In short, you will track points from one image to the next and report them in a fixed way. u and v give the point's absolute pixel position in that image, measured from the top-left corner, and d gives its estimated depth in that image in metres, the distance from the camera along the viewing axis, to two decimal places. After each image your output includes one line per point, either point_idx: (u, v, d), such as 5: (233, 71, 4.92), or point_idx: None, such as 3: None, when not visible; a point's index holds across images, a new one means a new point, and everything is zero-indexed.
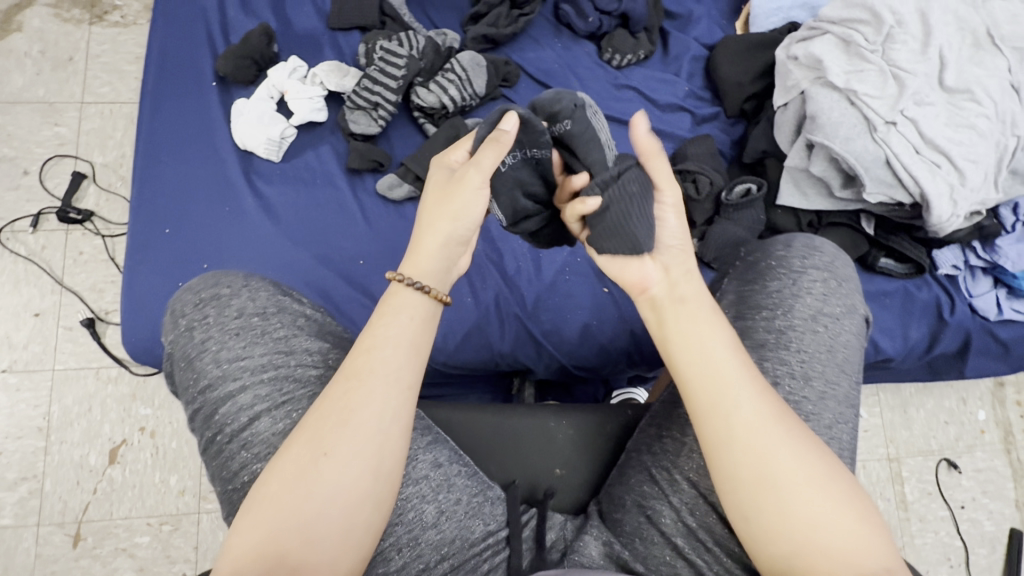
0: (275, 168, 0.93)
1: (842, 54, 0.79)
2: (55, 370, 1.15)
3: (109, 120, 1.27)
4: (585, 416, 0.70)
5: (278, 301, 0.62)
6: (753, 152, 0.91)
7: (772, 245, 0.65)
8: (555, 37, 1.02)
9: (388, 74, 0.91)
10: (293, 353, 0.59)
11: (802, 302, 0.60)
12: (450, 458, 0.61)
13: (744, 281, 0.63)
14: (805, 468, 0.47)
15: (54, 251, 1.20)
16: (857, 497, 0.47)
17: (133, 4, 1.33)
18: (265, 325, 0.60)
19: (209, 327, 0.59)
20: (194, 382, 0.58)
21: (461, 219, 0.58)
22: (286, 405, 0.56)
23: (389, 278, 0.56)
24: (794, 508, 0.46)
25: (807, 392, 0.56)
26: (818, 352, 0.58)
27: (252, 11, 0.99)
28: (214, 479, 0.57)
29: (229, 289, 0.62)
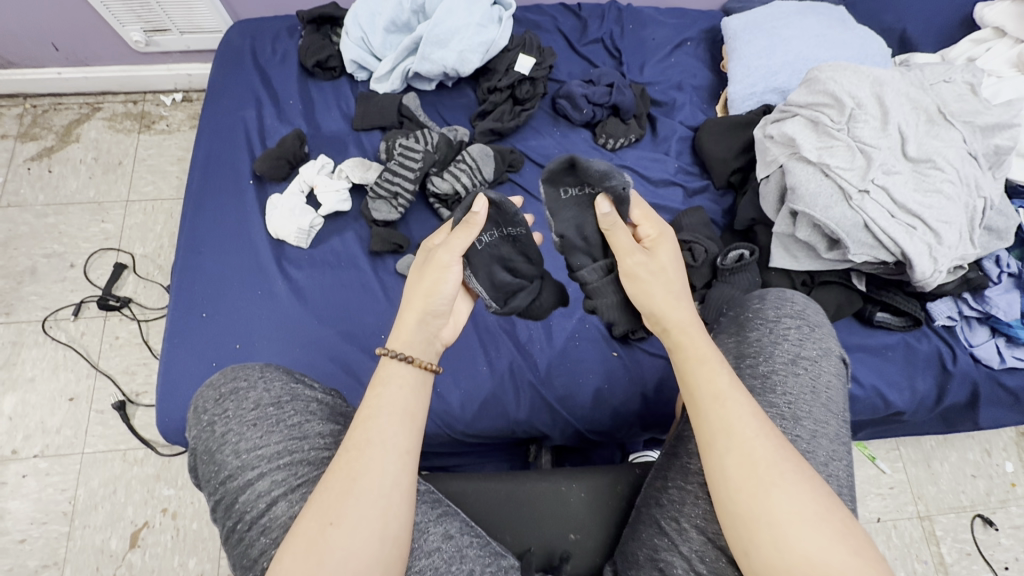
0: (304, 253, 1.02)
1: (812, 132, 0.88)
2: (84, 453, 1.18)
3: (151, 216, 1.40)
4: (595, 479, 0.74)
5: (291, 390, 0.67)
6: (743, 220, 0.98)
7: (748, 300, 0.72)
8: (553, 126, 1.14)
9: (406, 166, 1.01)
10: (306, 437, 0.63)
11: (781, 347, 0.65)
12: (461, 530, 0.63)
13: (729, 334, 0.69)
14: (794, 505, 0.49)
15: (93, 337, 1.28)
16: (848, 526, 0.49)
17: (177, 114, 1.50)
18: (280, 414, 0.64)
19: (228, 419, 0.64)
20: (215, 474, 0.62)
21: (435, 294, 0.64)
22: (301, 488, 0.59)
23: (379, 354, 0.61)
24: (792, 546, 0.48)
25: (799, 431, 0.60)
26: (802, 393, 0.62)
27: (286, 118, 1.12)
28: (235, 568, 0.59)
29: (245, 381, 0.66)
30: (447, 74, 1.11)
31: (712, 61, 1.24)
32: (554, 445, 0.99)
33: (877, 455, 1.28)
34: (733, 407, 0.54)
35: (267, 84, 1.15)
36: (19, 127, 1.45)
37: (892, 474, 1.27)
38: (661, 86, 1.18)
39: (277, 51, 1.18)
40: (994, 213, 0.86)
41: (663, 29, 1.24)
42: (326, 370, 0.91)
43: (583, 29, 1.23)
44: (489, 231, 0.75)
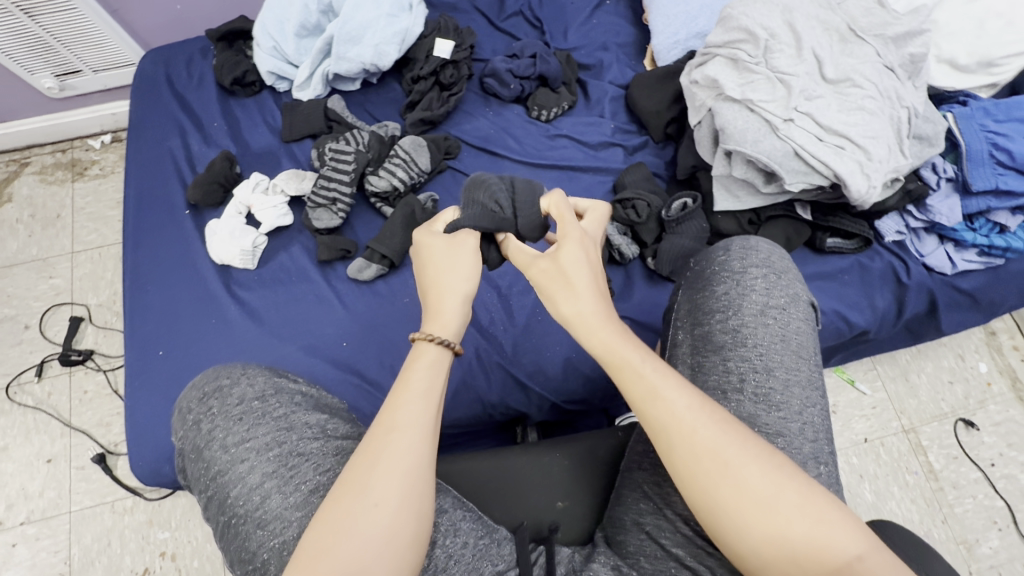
0: (253, 274, 1.00)
1: (734, 71, 0.88)
2: (71, 512, 1.17)
3: (100, 263, 1.37)
4: (578, 446, 0.75)
5: (275, 385, 0.68)
6: (684, 168, 0.99)
7: (714, 253, 0.72)
8: (485, 106, 1.12)
9: (340, 171, 1.00)
10: (293, 427, 0.63)
11: (750, 299, 0.65)
12: (455, 503, 0.63)
13: (695, 291, 0.69)
14: (750, 491, 0.48)
15: (60, 395, 1.25)
16: (811, 497, 0.47)
17: (109, 156, 1.46)
18: (265, 407, 0.65)
19: (215, 417, 0.65)
20: (207, 472, 0.62)
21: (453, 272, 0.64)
22: (293, 479, 0.59)
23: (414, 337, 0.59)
24: (754, 528, 0.47)
25: (772, 383, 0.60)
26: (774, 342, 0.63)
27: (212, 141, 1.09)
28: (233, 564, 0.59)
29: (228, 379, 0.68)
30: (368, 71, 1.08)
31: (635, 16, 1.23)
32: (538, 421, 1.01)
33: (855, 377, 1.30)
34: (667, 404, 0.53)
35: (189, 110, 1.12)
36: None
37: (873, 394, 1.29)
38: (587, 49, 1.18)
39: (193, 74, 1.15)
40: (921, 121, 0.87)
41: None
42: None
43: (500, 4, 1.21)
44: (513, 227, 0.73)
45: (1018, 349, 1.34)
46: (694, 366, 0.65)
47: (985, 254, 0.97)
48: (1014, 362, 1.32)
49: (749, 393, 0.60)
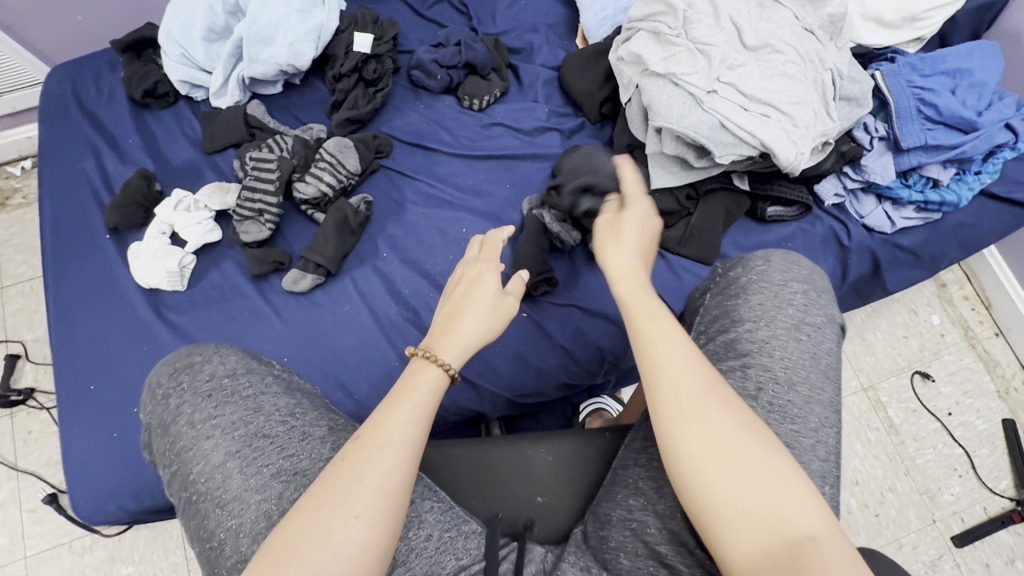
0: (184, 295, 0.96)
1: (656, 45, 0.86)
2: (27, 557, 1.13)
3: (33, 296, 1.30)
4: (562, 441, 0.75)
5: (248, 362, 0.67)
6: (620, 148, 0.97)
7: (752, 259, 0.69)
8: (415, 100, 1.09)
9: (264, 180, 0.95)
10: (260, 409, 0.63)
11: (786, 313, 0.63)
12: (423, 494, 0.64)
13: (726, 296, 0.67)
14: (723, 446, 0.47)
15: (3, 437, 1.20)
16: (783, 468, 0.46)
17: (32, 183, 1.39)
18: (235, 385, 0.65)
19: (184, 393, 0.64)
20: (172, 447, 0.62)
21: (465, 316, 0.64)
22: (255, 461, 0.59)
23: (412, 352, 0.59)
24: (714, 482, 0.46)
25: (792, 396, 0.59)
26: (801, 359, 0.61)
27: (129, 159, 1.03)
28: (193, 540, 0.60)
29: (200, 356, 0.67)
30: (285, 72, 1.02)
31: None
32: (502, 417, 1.01)
33: None
34: (665, 348, 0.52)
35: (101, 128, 1.06)
36: None
37: None
38: (516, 31, 1.14)
39: (103, 90, 1.09)
40: (847, 82, 0.86)
41: None
42: None
43: None
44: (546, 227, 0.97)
45: (968, 298, 1.37)
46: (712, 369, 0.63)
47: (922, 210, 0.97)
48: (964, 312, 1.35)
49: (765, 402, 0.58)
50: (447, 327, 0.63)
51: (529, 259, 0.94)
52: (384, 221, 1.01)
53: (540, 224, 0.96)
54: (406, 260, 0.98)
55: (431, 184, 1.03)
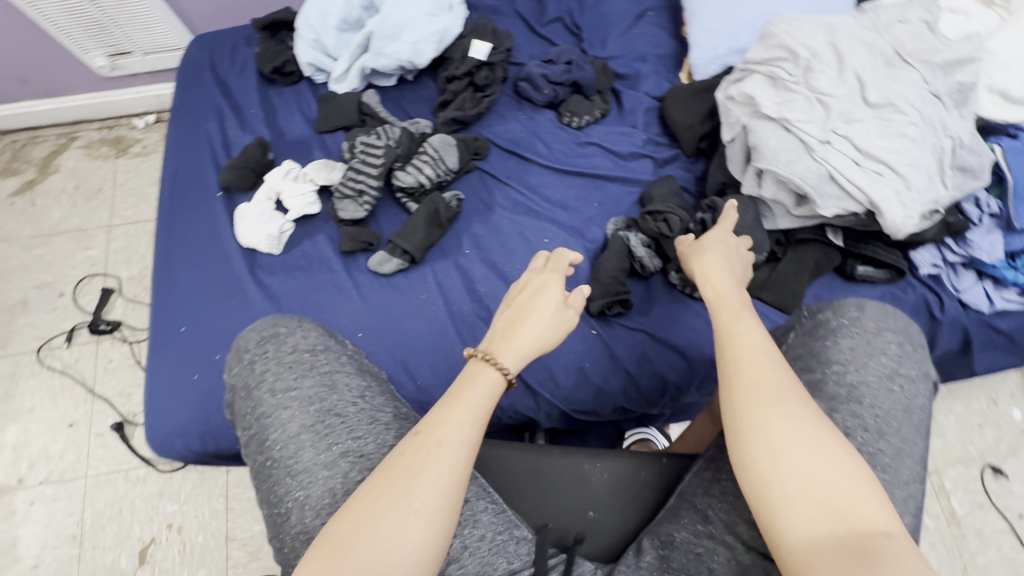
0: (277, 259, 1.02)
1: (771, 89, 0.86)
2: (88, 476, 1.21)
3: (135, 238, 1.41)
4: (619, 461, 0.75)
5: (327, 340, 0.73)
6: (713, 185, 0.98)
7: (845, 305, 0.70)
8: (518, 110, 1.13)
9: (369, 164, 1.00)
10: (335, 388, 0.67)
11: (877, 361, 0.64)
12: (479, 494, 0.66)
13: (813, 336, 0.68)
14: (802, 431, 0.51)
15: (87, 362, 1.30)
16: (849, 466, 0.49)
17: (151, 136, 1.51)
18: (314, 361, 0.69)
19: (269, 360, 0.69)
20: (253, 410, 0.67)
21: (525, 326, 0.67)
22: (327, 436, 0.63)
23: (470, 355, 0.64)
24: (783, 463, 0.50)
25: (882, 445, 0.59)
26: (893, 408, 0.61)
27: (249, 127, 1.11)
28: (263, 502, 0.64)
29: (285, 328, 0.72)
30: (403, 68, 1.08)
31: (675, 28, 1.22)
32: (548, 429, 1.02)
33: None
34: (745, 341, 0.59)
35: (229, 95, 1.15)
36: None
37: None
38: (624, 59, 1.17)
39: (236, 61, 1.18)
40: (966, 152, 0.83)
41: (622, 1, 1.23)
42: None
43: (540, 10, 1.23)
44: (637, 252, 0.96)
45: None
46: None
47: None
48: None
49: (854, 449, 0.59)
50: (504, 333, 0.66)
51: (609, 277, 0.94)
52: (471, 220, 1.04)
53: (625, 246, 0.96)
54: (486, 260, 1.01)
55: (520, 192, 1.06)
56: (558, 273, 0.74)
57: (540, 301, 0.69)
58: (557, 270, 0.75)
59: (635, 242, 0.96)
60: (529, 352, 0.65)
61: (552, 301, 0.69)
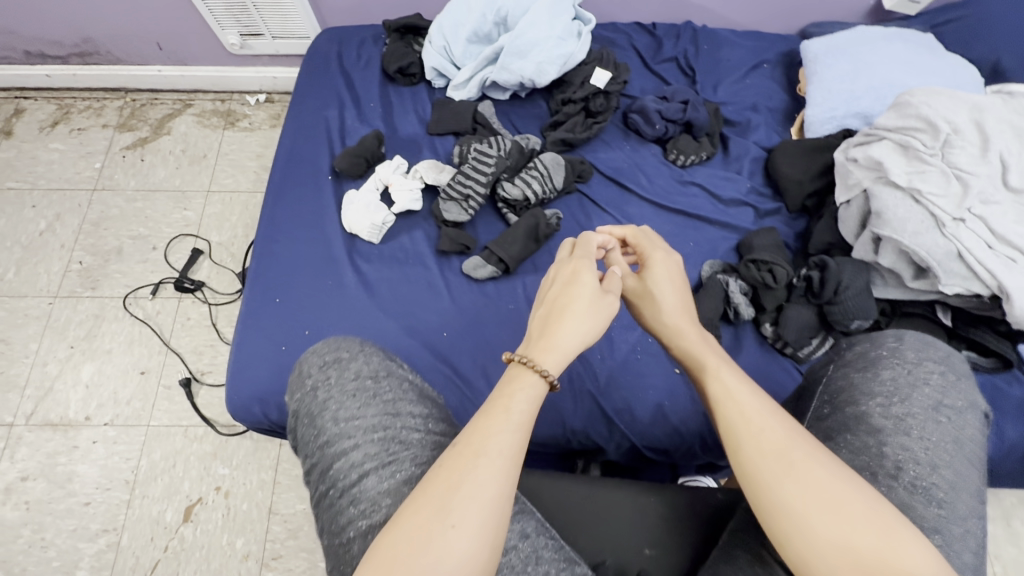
0: (374, 248, 1.05)
1: (902, 157, 0.86)
2: (149, 426, 1.24)
3: (228, 206, 1.48)
4: (673, 494, 0.73)
5: (388, 367, 0.69)
6: (818, 245, 0.97)
7: (883, 337, 0.68)
8: (624, 140, 1.14)
9: (479, 171, 1.03)
10: (400, 415, 0.63)
11: (921, 392, 0.62)
12: (538, 530, 0.61)
13: (853, 370, 0.66)
14: (822, 497, 0.48)
15: (166, 315, 1.35)
16: (881, 519, 0.47)
17: (259, 114, 1.59)
18: (377, 388, 0.65)
19: (331, 387, 0.66)
20: (315, 437, 0.63)
21: (565, 324, 0.64)
22: (391, 465, 0.58)
23: (508, 359, 0.61)
24: (816, 533, 0.47)
25: (938, 480, 0.56)
26: (944, 441, 0.59)
27: (366, 119, 1.16)
28: (322, 534, 0.59)
29: (348, 353, 0.70)
30: (523, 85, 1.12)
31: (789, 84, 1.23)
32: (603, 460, 0.98)
33: None
34: (737, 403, 0.57)
35: (351, 87, 1.21)
36: (119, 118, 1.58)
37: None
38: (735, 106, 1.18)
39: (362, 57, 1.24)
40: None
41: (739, 51, 1.25)
42: None
43: (657, 48, 1.26)
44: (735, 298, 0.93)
45: None
46: (842, 442, 0.62)
47: None
48: None
49: (906, 482, 0.56)
50: (543, 334, 0.64)
51: (705, 319, 0.92)
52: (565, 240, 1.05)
53: (723, 291, 0.94)
54: None
55: (617, 219, 1.07)
56: (588, 262, 0.71)
57: (577, 294, 0.66)
58: (586, 256, 0.72)
59: (734, 289, 0.94)
60: (570, 343, 0.63)
61: (588, 293, 0.66)
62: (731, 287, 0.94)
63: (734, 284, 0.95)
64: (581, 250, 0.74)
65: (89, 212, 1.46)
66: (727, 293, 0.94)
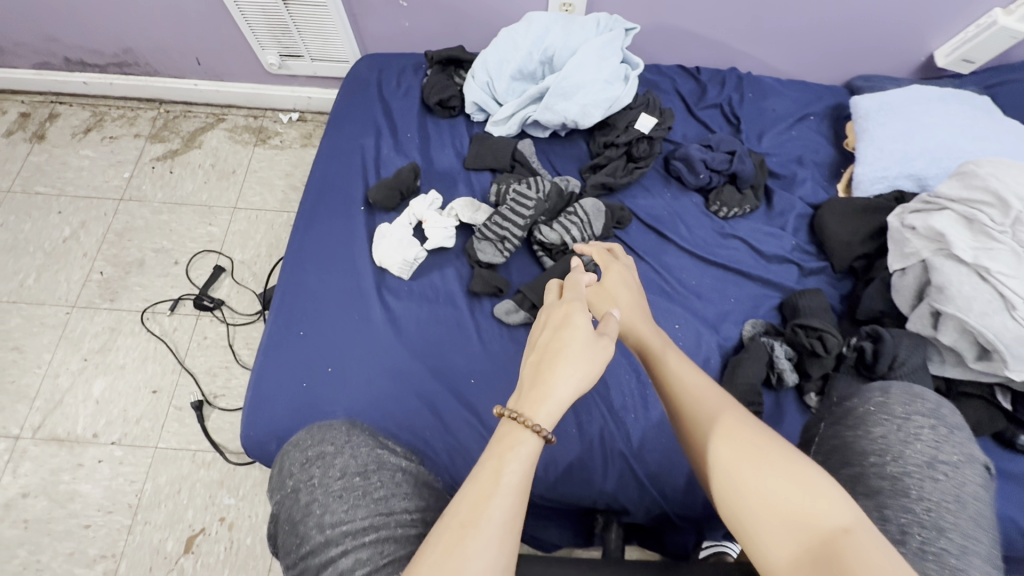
0: (404, 284, 1.01)
1: (966, 230, 0.82)
2: (157, 448, 1.21)
3: (254, 224, 1.46)
4: None
5: (378, 458, 0.66)
6: (867, 311, 0.92)
7: (869, 390, 0.67)
8: (664, 187, 1.11)
9: (517, 213, 1.00)
10: (392, 513, 0.59)
11: (913, 448, 0.60)
12: None
13: (847, 429, 0.64)
14: (750, 456, 0.53)
15: (183, 333, 1.32)
16: (799, 467, 0.50)
17: (291, 132, 1.58)
18: (366, 485, 0.62)
19: (315, 489, 0.62)
20: (299, 547, 0.58)
21: (563, 371, 0.58)
22: (387, 568, 0.54)
23: (498, 414, 0.57)
24: (742, 486, 0.51)
25: (945, 543, 0.52)
26: (944, 502, 0.56)
27: (402, 150, 1.14)
28: None
29: (332, 447, 0.67)
30: (565, 125, 1.10)
31: (836, 139, 1.20)
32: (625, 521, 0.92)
33: None
34: (682, 384, 0.64)
35: (388, 116, 1.19)
36: (152, 129, 1.58)
37: None
38: (780, 158, 1.15)
39: (401, 85, 1.22)
40: None
41: (785, 102, 1.23)
42: (413, 408, 0.90)
43: (701, 93, 1.23)
44: (779, 362, 0.89)
45: None
46: None
47: None
48: None
49: (915, 548, 0.52)
50: (534, 381, 0.59)
51: (746, 383, 0.87)
52: None
53: (767, 355, 0.90)
54: None
55: (655, 269, 1.03)
56: (581, 302, 0.67)
57: (569, 337, 0.61)
58: (577, 298, 0.68)
59: (778, 353, 0.90)
60: (564, 394, 0.57)
61: (586, 337, 0.61)
62: (775, 351, 0.90)
63: (778, 348, 0.90)
64: (572, 293, 0.70)
65: (114, 222, 1.44)
66: (770, 357, 0.90)
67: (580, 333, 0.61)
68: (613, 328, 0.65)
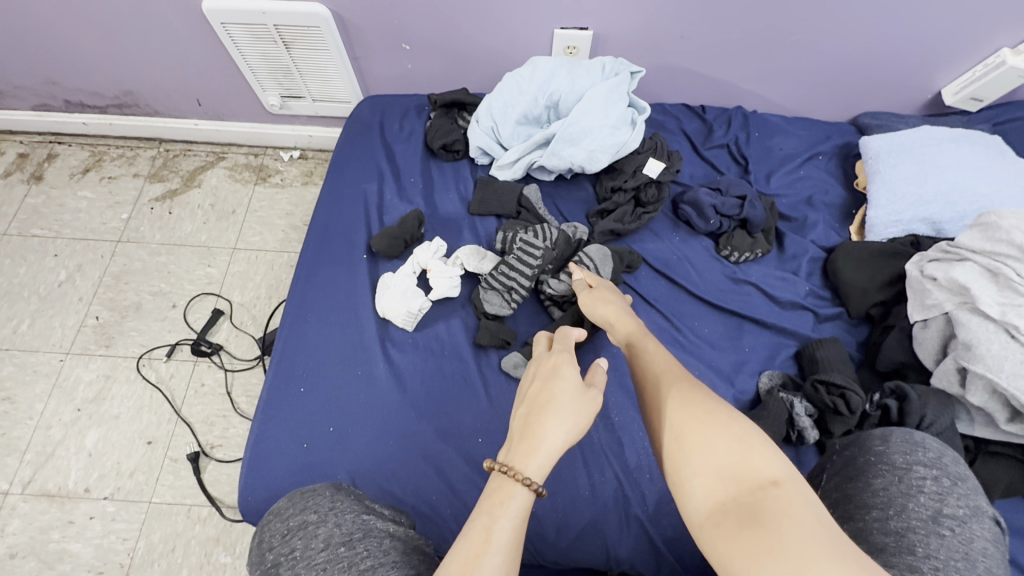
0: (408, 336, 0.98)
1: (991, 284, 0.80)
2: (151, 502, 1.16)
3: (253, 265, 1.43)
4: None
5: (364, 526, 0.62)
6: (889, 362, 0.90)
7: (869, 440, 0.67)
8: (673, 231, 1.09)
9: (524, 262, 0.98)
10: None
11: (916, 501, 0.58)
12: None
13: (849, 482, 0.64)
14: (696, 413, 0.52)
15: (180, 380, 1.29)
16: (742, 428, 0.50)
17: (291, 171, 1.57)
18: (350, 556, 0.58)
19: (296, 562, 0.59)
20: None
21: (550, 421, 0.56)
22: None
23: (489, 468, 0.53)
24: (684, 443, 0.51)
25: None
26: (953, 559, 0.52)
27: (405, 195, 1.12)
28: None
29: (316, 515, 0.64)
30: (572, 169, 1.09)
31: (845, 178, 1.18)
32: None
33: None
34: (647, 360, 0.64)
35: (391, 160, 1.17)
36: (151, 168, 1.56)
37: None
38: (790, 199, 1.13)
39: (404, 129, 1.21)
40: None
41: (792, 141, 1.21)
42: (418, 470, 0.86)
43: (707, 133, 1.22)
44: (801, 421, 0.85)
45: None
46: None
47: None
48: None
49: None
50: (521, 431, 0.56)
51: None
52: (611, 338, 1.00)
53: (788, 413, 0.86)
54: (623, 386, 0.97)
55: (666, 317, 1.00)
56: (568, 350, 0.65)
57: (558, 387, 0.59)
58: (564, 348, 0.66)
59: (799, 412, 0.86)
60: (551, 442, 0.54)
61: (571, 385, 0.59)
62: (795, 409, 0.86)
63: (799, 406, 0.87)
64: (560, 344, 0.67)
65: (111, 265, 1.42)
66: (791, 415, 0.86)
67: (568, 381, 0.59)
68: (600, 378, 0.63)
